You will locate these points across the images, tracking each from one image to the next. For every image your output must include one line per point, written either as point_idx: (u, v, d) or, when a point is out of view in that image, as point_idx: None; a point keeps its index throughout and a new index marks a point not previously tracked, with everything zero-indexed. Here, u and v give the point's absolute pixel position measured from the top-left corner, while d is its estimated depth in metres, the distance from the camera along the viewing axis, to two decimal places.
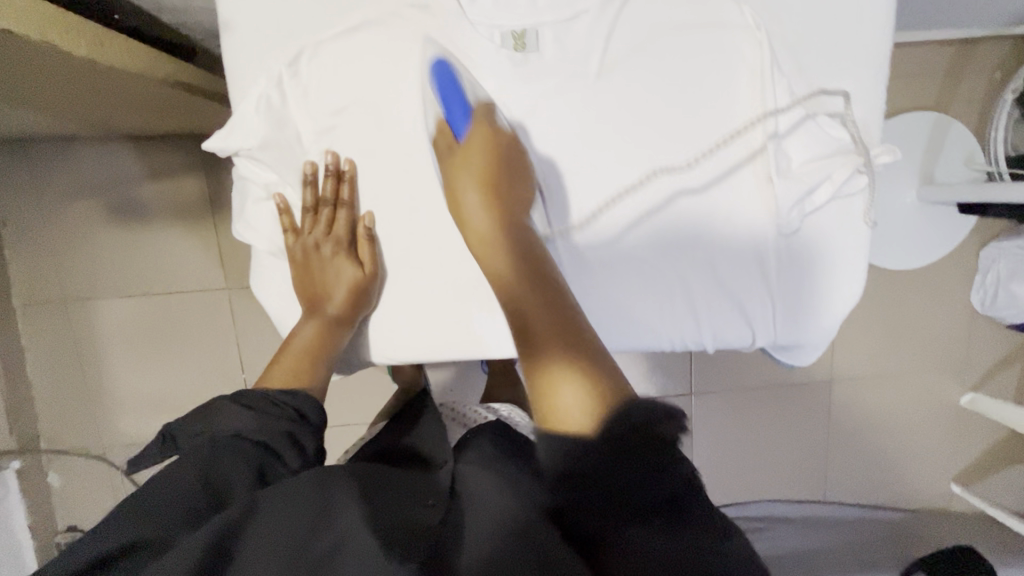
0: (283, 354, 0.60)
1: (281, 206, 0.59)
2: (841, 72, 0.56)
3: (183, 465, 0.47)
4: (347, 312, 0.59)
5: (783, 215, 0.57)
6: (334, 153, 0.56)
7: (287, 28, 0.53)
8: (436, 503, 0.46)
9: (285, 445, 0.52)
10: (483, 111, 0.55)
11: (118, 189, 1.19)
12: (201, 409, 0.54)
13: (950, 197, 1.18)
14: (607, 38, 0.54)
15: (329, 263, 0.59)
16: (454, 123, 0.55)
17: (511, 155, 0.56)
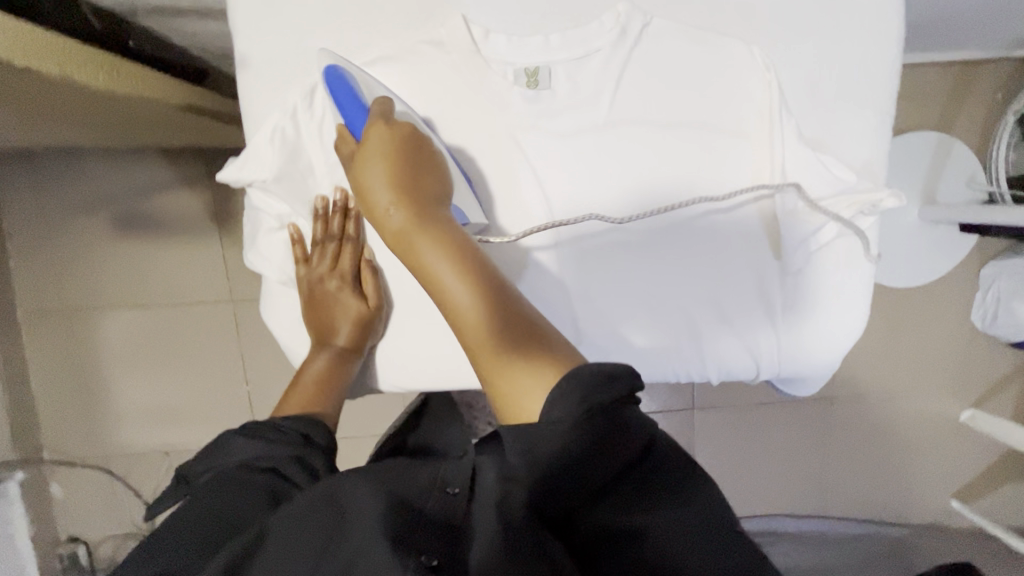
0: (297, 385, 0.61)
1: (295, 237, 0.59)
2: (850, 109, 0.57)
3: (193, 502, 0.46)
4: (354, 344, 0.59)
5: (787, 253, 0.58)
6: (342, 189, 0.56)
7: (302, 62, 0.54)
8: (457, 492, 0.43)
9: (291, 467, 0.50)
10: (377, 106, 0.50)
11: (124, 202, 1.20)
12: (211, 445, 0.54)
13: (952, 217, 1.19)
14: (619, 75, 0.55)
15: (334, 298, 0.60)
16: (351, 119, 0.51)
17: (414, 135, 0.51)
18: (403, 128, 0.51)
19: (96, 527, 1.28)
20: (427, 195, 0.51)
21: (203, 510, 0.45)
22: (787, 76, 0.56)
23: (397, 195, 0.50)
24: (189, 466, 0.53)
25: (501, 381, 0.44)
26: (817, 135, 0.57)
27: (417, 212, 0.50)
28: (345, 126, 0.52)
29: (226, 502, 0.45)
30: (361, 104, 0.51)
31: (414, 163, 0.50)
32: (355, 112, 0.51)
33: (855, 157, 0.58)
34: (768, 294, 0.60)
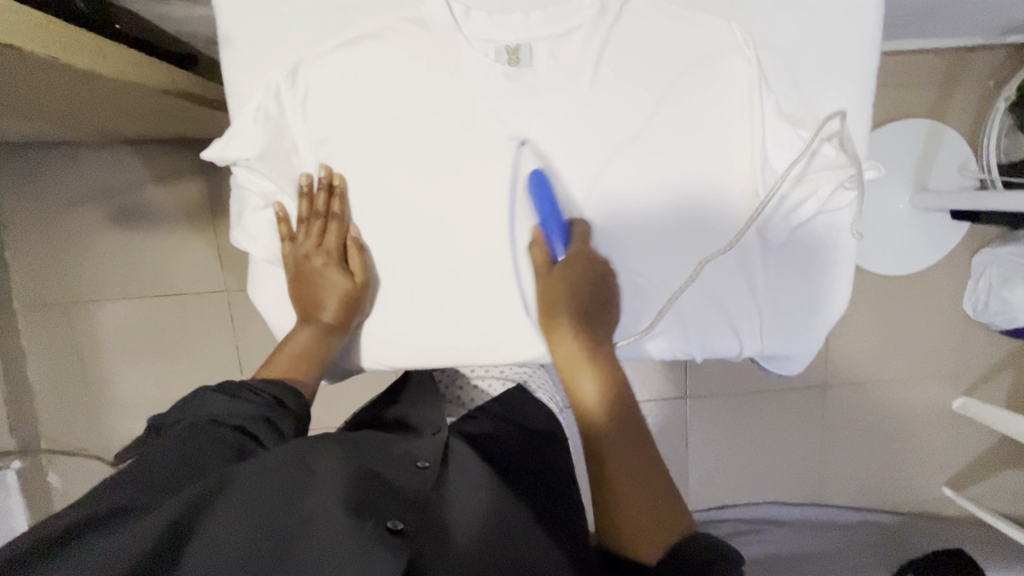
0: (277, 356, 0.62)
1: (280, 215, 0.60)
2: (830, 85, 0.57)
3: (161, 451, 0.47)
4: (340, 320, 0.60)
5: (767, 230, 0.59)
6: (328, 167, 0.57)
7: (285, 41, 0.54)
8: (428, 464, 0.54)
9: (261, 427, 0.52)
10: (580, 231, 0.58)
11: (119, 193, 1.21)
12: (181, 401, 0.55)
13: (945, 203, 1.19)
14: (600, 51, 0.55)
15: (320, 274, 0.60)
16: (554, 236, 0.57)
17: (603, 272, 0.58)
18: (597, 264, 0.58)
19: None
20: (598, 325, 0.59)
21: (170, 459, 0.46)
22: (768, 54, 0.56)
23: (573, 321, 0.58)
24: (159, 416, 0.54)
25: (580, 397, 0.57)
26: (798, 111, 0.58)
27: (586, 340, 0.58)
28: (541, 232, 0.58)
29: (195, 453, 0.47)
30: (563, 224, 0.58)
31: (594, 291, 0.58)
32: (559, 231, 0.57)
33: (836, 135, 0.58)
34: (751, 270, 0.60)
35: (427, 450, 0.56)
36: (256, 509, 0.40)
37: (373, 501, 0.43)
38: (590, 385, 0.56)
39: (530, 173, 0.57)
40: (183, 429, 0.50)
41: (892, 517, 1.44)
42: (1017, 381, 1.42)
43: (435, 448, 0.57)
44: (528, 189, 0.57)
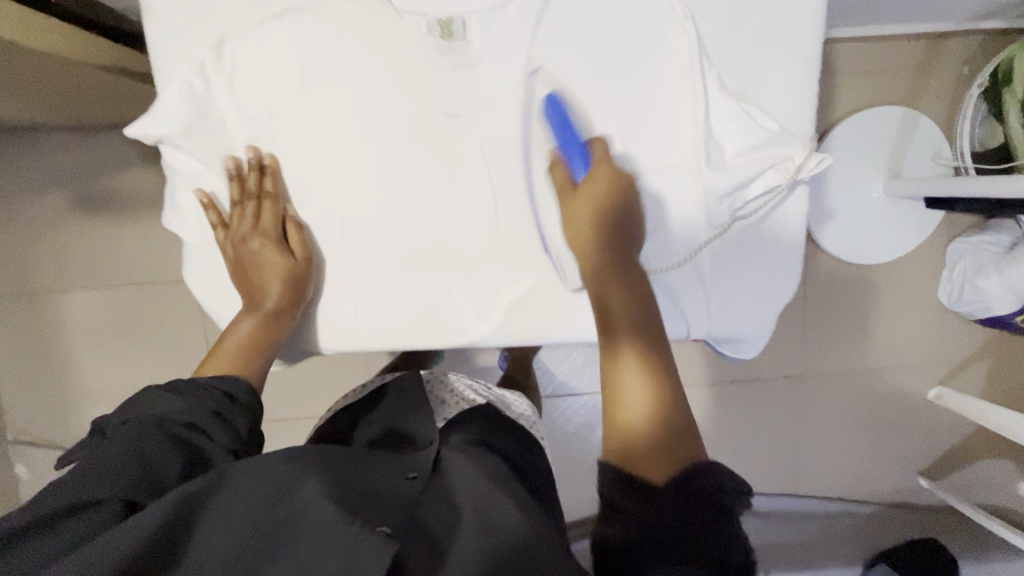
0: (218, 348, 0.59)
1: (206, 202, 0.57)
2: (773, 61, 0.56)
3: (110, 449, 0.46)
4: (283, 305, 0.58)
5: (710, 206, 0.57)
6: (255, 148, 0.56)
7: (209, 14, 0.53)
8: (416, 475, 0.52)
9: (213, 422, 0.51)
10: (603, 149, 0.56)
11: (81, 180, 1.19)
12: (130, 397, 0.53)
13: (919, 190, 1.17)
14: (536, 24, 0.54)
15: (257, 256, 0.58)
16: (572, 152, 0.56)
17: (633, 193, 0.56)
18: (625, 181, 0.56)
19: None
20: (640, 299, 0.54)
21: (122, 457, 0.45)
22: (709, 29, 0.55)
23: (602, 240, 0.56)
24: (104, 416, 0.51)
25: (620, 390, 0.49)
26: (739, 87, 0.56)
27: (614, 262, 0.55)
28: (562, 156, 0.56)
29: (147, 452, 0.46)
30: (583, 145, 0.56)
31: (622, 224, 0.56)
32: (579, 149, 0.56)
33: (780, 111, 0.57)
34: (699, 250, 0.59)
35: (419, 462, 0.55)
36: (249, 504, 0.43)
37: (364, 501, 0.46)
38: (632, 366, 0.50)
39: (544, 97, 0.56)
40: (131, 427, 0.48)
41: (868, 508, 1.44)
42: (994, 370, 1.41)
43: (426, 460, 0.55)
44: (544, 114, 0.56)
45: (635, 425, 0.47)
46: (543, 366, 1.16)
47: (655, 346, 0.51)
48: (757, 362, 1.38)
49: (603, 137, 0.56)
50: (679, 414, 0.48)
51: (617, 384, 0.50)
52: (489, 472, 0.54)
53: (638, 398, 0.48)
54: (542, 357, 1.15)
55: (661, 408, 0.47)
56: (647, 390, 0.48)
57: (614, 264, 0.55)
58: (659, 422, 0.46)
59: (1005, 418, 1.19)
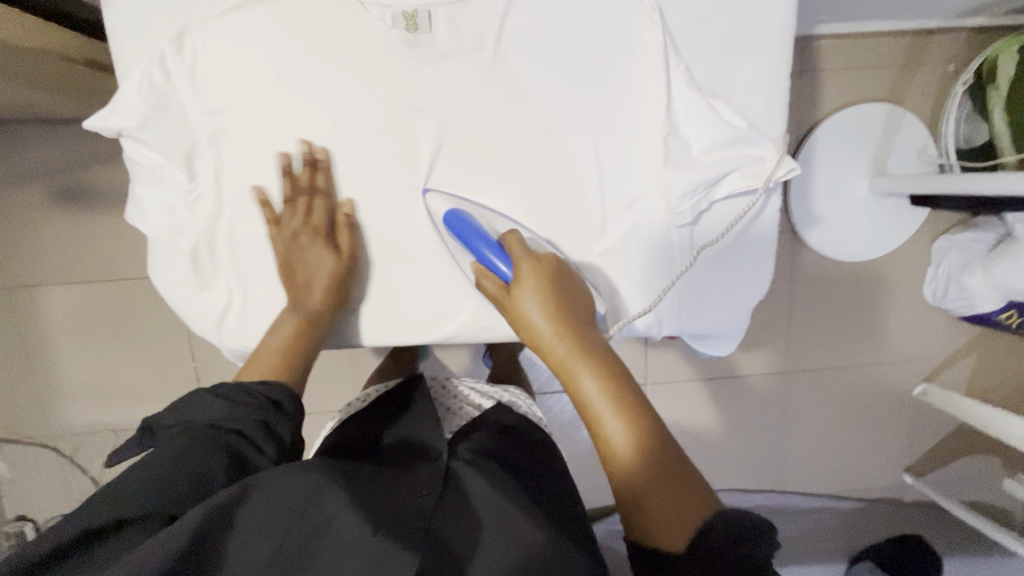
0: (262, 348, 0.59)
1: (260, 198, 0.56)
2: (742, 56, 0.55)
3: (161, 456, 0.47)
4: (329, 303, 0.58)
5: (675, 203, 0.57)
6: (309, 143, 0.55)
7: (167, 4, 0.51)
8: (428, 492, 0.53)
9: (258, 433, 0.52)
10: (514, 239, 0.55)
11: (60, 174, 1.17)
12: (178, 399, 0.55)
13: (904, 187, 1.17)
14: (502, 19, 0.53)
15: (308, 253, 0.58)
16: (489, 257, 0.55)
17: (560, 267, 0.55)
18: (548, 262, 0.55)
19: (46, 503, 1.29)
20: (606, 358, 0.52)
21: (172, 466, 0.46)
22: (679, 23, 0.54)
23: (555, 324, 0.53)
24: (155, 416, 0.53)
25: (622, 469, 0.47)
26: (709, 82, 0.56)
27: (572, 337, 0.53)
28: (484, 266, 0.55)
29: (196, 461, 0.47)
30: (497, 242, 0.55)
31: (566, 296, 0.54)
32: (491, 245, 0.55)
33: (750, 106, 0.57)
34: (670, 246, 0.58)
35: (430, 474, 0.57)
36: (276, 517, 0.44)
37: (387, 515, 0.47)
38: (619, 430, 0.48)
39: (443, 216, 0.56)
40: (183, 435, 0.50)
41: (852, 504, 1.44)
42: (979, 367, 1.42)
43: (437, 473, 0.57)
44: (450, 232, 0.55)
45: (627, 470, 0.47)
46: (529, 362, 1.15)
47: (636, 404, 0.49)
48: (742, 358, 1.39)
49: (510, 229, 0.56)
50: (679, 461, 0.47)
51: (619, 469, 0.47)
52: (500, 483, 0.56)
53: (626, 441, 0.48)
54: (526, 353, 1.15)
55: (660, 467, 0.46)
56: (642, 456, 0.47)
57: (571, 340, 0.52)
58: (664, 484, 0.46)
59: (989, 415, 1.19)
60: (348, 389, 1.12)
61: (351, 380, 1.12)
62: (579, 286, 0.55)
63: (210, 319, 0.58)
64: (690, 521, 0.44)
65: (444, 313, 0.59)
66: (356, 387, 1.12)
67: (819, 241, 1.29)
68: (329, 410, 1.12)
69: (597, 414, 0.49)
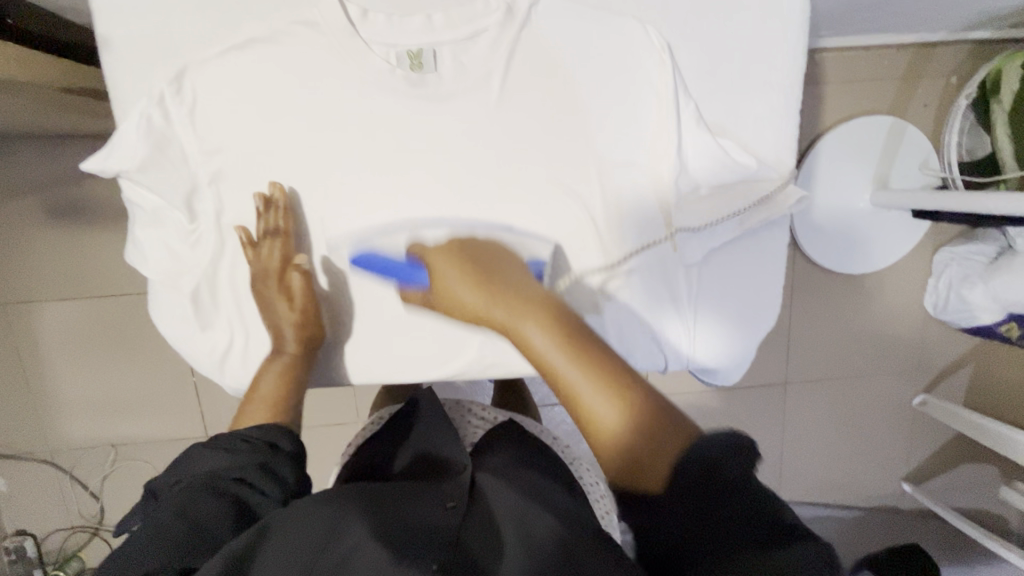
0: (249, 405, 0.58)
1: (246, 240, 0.55)
2: (751, 94, 0.55)
3: (163, 513, 0.46)
4: (303, 348, 0.57)
5: (682, 242, 0.56)
6: (278, 184, 0.54)
7: (167, 43, 0.50)
8: (454, 505, 0.53)
9: (261, 477, 0.51)
10: (419, 246, 0.54)
11: (59, 189, 1.15)
12: (178, 457, 0.54)
13: (903, 203, 1.16)
14: (508, 58, 0.52)
15: (269, 302, 0.56)
16: (408, 274, 0.53)
17: (472, 244, 0.53)
18: (457, 245, 0.52)
19: (44, 518, 1.28)
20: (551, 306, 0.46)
21: (176, 521, 0.45)
22: (687, 60, 0.53)
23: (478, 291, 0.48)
24: (154, 481, 0.52)
25: (595, 423, 0.40)
26: (718, 119, 0.55)
27: (504, 294, 0.48)
28: (404, 284, 0.54)
29: (200, 515, 0.46)
30: (406, 260, 0.54)
31: (487, 264, 0.51)
32: (404, 266, 0.54)
33: (758, 142, 0.56)
34: (676, 283, 0.58)
35: (456, 492, 0.56)
36: (299, 551, 0.43)
37: (410, 538, 0.46)
38: (581, 381, 0.41)
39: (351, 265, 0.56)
40: (184, 489, 0.48)
41: (850, 512, 1.46)
42: (977, 378, 1.42)
43: (462, 487, 0.57)
44: (364, 273, 0.56)
45: (605, 432, 0.39)
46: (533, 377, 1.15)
47: (581, 343, 0.43)
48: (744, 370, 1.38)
49: (411, 239, 0.55)
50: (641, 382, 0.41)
51: (598, 433, 0.40)
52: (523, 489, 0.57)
53: (606, 411, 0.40)
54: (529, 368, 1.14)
55: (629, 403, 0.40)
56: (609, 396, 0.40)
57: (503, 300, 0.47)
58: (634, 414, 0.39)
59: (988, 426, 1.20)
60: (350, 405, 1.12)
61: (353, 397, 1.12)
62: (501, 254, 0.52)
63: (211, 358, 0.58)
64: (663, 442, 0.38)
65: (450, 351, 0.59)
66: (358, 404, 1.12)
67: (821, 254, 1.29)
68: (331, 426, 1.12)
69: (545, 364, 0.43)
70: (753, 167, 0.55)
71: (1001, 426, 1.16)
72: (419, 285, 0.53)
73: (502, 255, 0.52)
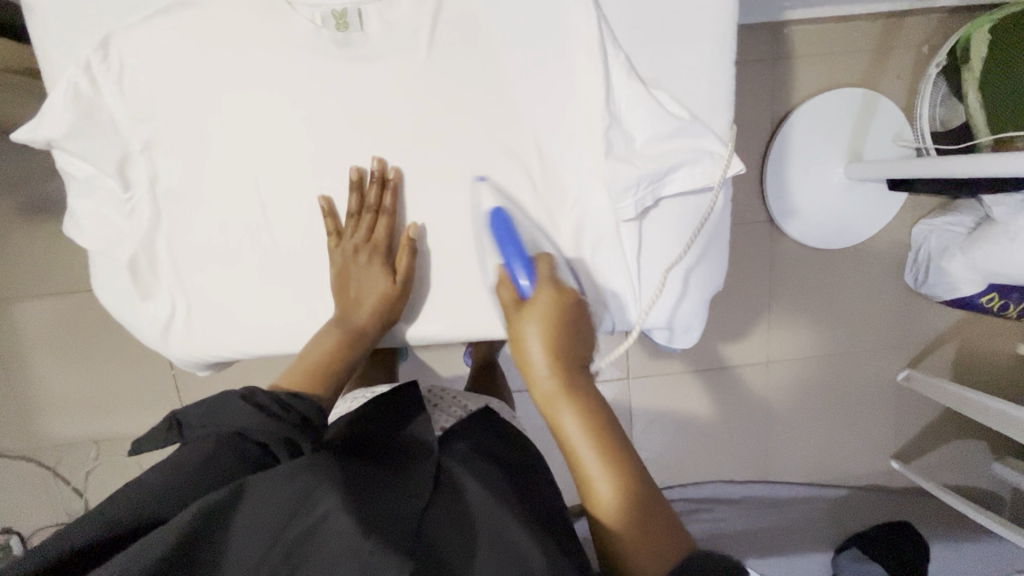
0: (301, 356, 0.60)
1: (327, 210, 0.56)
2: (682, 46, 0.54)
3: (184, 461, 0.48)
4: (376, 321, 0.60)
5: (617, 197, 0.55)
6: (381, 161, 0.56)
7: (90, 11, 0.50)
8: (422, 491, 0.50)
9: (283, 448, 0.50)
10: (544, 264, 0.54)
11: (31, 186, 1.16)
12: (214, 396, 0.55)
13: (878, 171, 1.14)
14: (434, 16, 0.53)
15: (366, 271, 0.59)
16: (514, 269, 0.54)
17: (578, 303, 0.54)
18: (569, 296, 0.54)
19: (27, 515, 1.28)
20: (598, 403, 0.51)
21: (189, 474, 0.47)
22: (614, 13, 0.53)
23: (550, 359, 0.51)
24: (187, 410, 0.53)
25: (604, 519, 0.47)
26: (650, 73, 0.55)
27: (567, 373, 0.51)
28: (505, 271, 0.55)
29: (213, 472, 0.47)
30: (528, 257, 0.54)
31: (572, 327, 0.53)
32: (521, 259, 0.54)
33: (692, 96, 0.56)
34: (623, 242, 0.57)
35: (422, 474, 0.52)
36: (267, 524, 0.42)
37: (380, 520, 0.43)
38: (607, 487, 0.47)
39: (485, 212, 0.55)
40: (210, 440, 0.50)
41: (838, 492, 1.43)
42: (962, 352, 1.41)
43: (430, 470, 0.53)
44: (488, 228, 0.55)
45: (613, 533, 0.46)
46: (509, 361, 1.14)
47: (616, 443, 0.49)
48: (725, 349, 1.37)
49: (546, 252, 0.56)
50: (659, 505, 0.47)
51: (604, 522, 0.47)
52: (501, 488, 0.54)
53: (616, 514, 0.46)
54: (506, 353, 1.14)
55: (642, 522, 0.46)
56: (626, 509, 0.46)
57: (565, 373, 0.51)
58: (642, 530, 0.45)
59: (976, 395, 1.18)
60: None
61: None
62: (585, 317, 0.55)
63: (154, 329, 0.58)
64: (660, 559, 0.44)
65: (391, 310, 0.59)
66: None
67: (799, 231, 1.28)
68: None
69: (577, 454, 0.49)
70: (690, 120, 0.54)
71: (989, 398, 1.14)
72: (515, 290, 0.54)
73: (585, 313, 0.55)
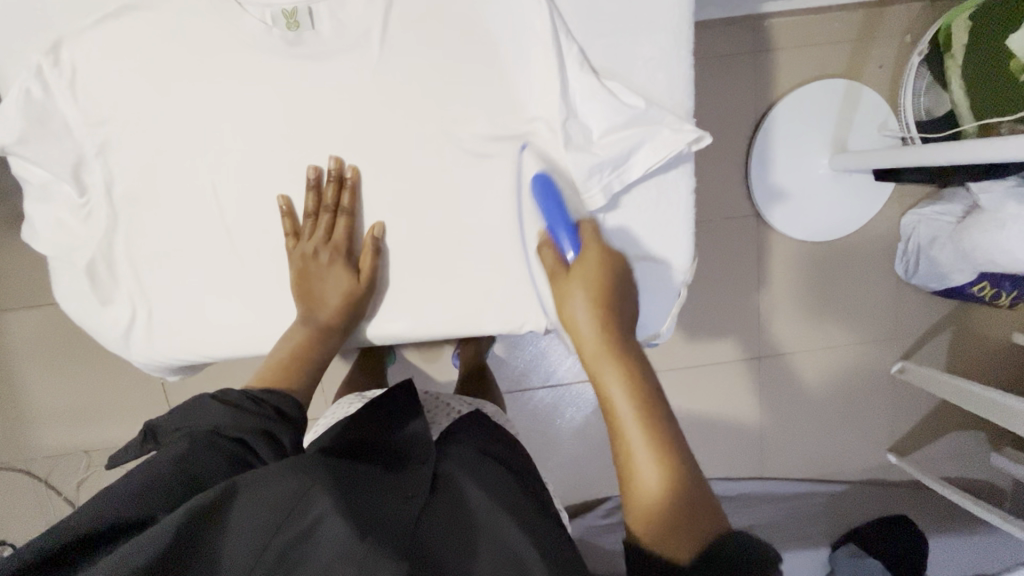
0: (268, 357, 0.60)
1: (285, 209, 0.56)
2: (638, 36, 0.54)
3: (159, 458, 0.46)
4: (338, 320, 0.59)
5: (582, 185, 0.54)
6: (338, 159, 0.55)
7: (38, 14, 0.50)
8: (415, 495, 0.50)
9: (262, 442, 0.51)
10: (588, 230, 0.53)
11: (13, 199, 1.16)
12: (184, 404, 0.54)
13: (864, 162, 1.12)
14: (385, 12, 0.52)
15: (327, 271, 0.58)
16: (559, 232, 0.53)
17: (624, 271, 0.53)
18: (615, 260, 0.53)
19: (18, 525, 1.28)
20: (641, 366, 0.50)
21: (168, 470, 0.45)
22: (567, 3, 0.53)
23: (598, 320, 0.51)
24: (157, 419, 0.52)
25: (640, 485, 0.45)
26: (606, 64, 0.54)
27: (612, 333, 0.50)
28: (549, 233, 0.54)
29: (195, 469, 0.46)
30: (572, 223, 0.54)
31: (618, 291, 0.52)
32: (567, 228, 0.53)
33: (650, 86, 0.55)
34: None
35: (418, 479, 0.52)
36: (261, 526, 0.41)
37: (374, 526, 0.44)
38: (645, 450, 0.45)
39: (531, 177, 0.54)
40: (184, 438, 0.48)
41: (837, 487, 1.40)
42: (956, 342, 1.39)
43: (424, 476, 0.53)
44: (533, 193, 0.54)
45: (649, 499, 0.44)
46: (495, 362, 1.13)
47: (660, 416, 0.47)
48: (717, 345, 1.35)
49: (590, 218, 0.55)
50: (695, 475, 0.45)
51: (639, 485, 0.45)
52: (494, 486, 0.54)
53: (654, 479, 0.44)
54: (494, 353, 1.13)
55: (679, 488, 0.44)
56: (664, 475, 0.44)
57: (612, 334, 0.50)
58: (678, 496, 0.44)
59: (975, 390, 1.15)
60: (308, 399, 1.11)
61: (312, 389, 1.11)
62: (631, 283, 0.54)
63: (116, 333, 0.57)
64: (692, 528, 0.42)
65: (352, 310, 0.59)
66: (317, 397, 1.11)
67: (785, 224, 1.27)
68: None
69: (618, 413, 0.47)
70: (646, 109, 0.53)
71: (989, 390, 1.11)
72: (560, 252, 0.53)
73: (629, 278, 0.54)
